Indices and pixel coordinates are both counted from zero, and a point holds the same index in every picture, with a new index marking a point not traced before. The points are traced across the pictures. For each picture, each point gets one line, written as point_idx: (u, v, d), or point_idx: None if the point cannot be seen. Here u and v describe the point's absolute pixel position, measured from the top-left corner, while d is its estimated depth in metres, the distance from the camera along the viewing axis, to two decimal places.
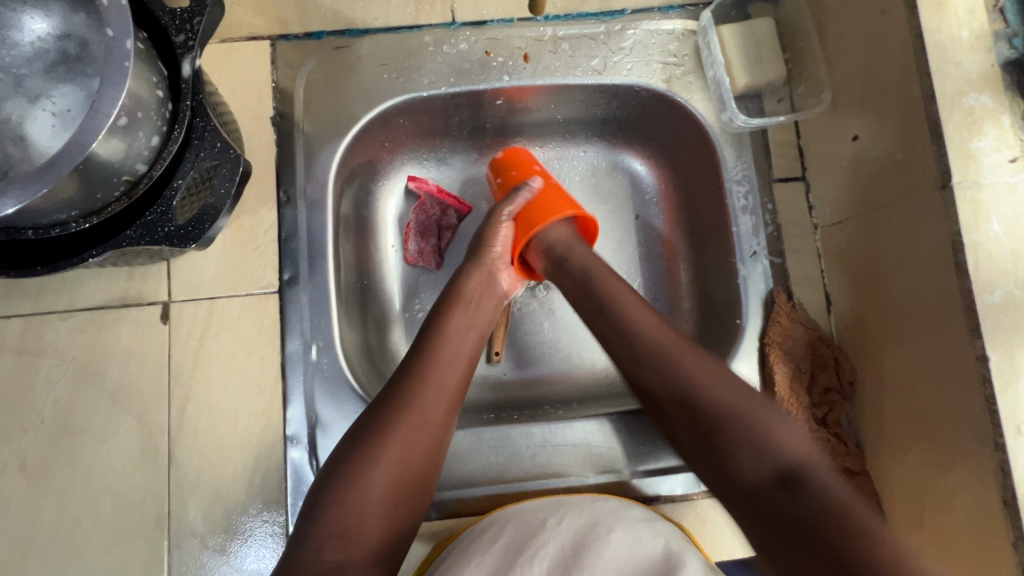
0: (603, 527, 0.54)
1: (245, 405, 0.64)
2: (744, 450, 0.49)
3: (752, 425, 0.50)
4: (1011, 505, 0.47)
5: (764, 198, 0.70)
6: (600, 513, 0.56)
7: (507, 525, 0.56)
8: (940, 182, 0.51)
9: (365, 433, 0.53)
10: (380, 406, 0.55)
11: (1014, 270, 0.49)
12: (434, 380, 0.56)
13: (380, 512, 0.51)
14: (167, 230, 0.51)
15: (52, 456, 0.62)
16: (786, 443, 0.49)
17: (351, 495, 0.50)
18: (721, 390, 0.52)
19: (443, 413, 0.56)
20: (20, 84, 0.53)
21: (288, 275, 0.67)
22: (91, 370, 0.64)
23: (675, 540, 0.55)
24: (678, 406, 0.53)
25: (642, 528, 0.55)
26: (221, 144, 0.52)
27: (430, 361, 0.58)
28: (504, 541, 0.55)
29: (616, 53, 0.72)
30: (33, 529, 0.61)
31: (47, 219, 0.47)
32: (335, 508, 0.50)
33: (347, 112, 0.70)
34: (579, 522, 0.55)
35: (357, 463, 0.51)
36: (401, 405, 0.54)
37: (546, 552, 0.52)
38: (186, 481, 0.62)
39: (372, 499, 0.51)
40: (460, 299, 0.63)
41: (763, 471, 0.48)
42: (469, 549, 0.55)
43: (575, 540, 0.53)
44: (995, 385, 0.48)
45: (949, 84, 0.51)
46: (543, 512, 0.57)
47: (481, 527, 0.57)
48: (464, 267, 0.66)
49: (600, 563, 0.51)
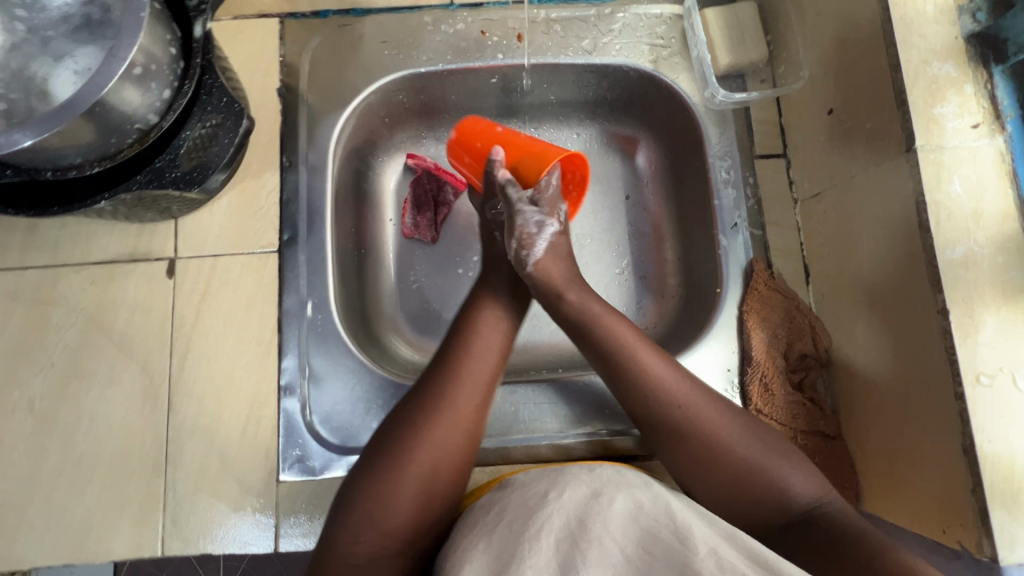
0: (605, 497, 0.50)
1: (242, 356, 0.67)
2: (762, 495, 0.51)
3: (767, 470, 0.52)
4: (971, 451, 0.49)
5: (745, 172, 0.73)
6: (601, 484, 0.52)
7: (510, 500, 0.54)
8: (905, 146, 0.54)
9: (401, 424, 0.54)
10: (414, 402, 0.55)
11: (973, 227, 0.51)
12: (467, 381, 0.56)
13: (410, 514, 0.51)
14: (174, 175, 0.56)
15: (59, 399, 0.65)
16: (799, 490, 0.51)
17: (384, 488, 0.51)
18: (736, 440, 0.53)
19: (473, 415, 0.55)
20: (46, 44, 0.57)
21: (288, 236, 0.70)
22: (99, 320, 0.67)
23: (678, 501, 0.51)
24: (703, 463, 0.53)
25: (644, 493, 0.51)
26: (227, 99, 0.57)
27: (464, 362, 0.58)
28: (508, 518, 0.51)
29: (605, 35, 0.76)
30: (38, 467, 0.64)
31: (65, 161, 0.51)
32: (368, 500, 0.50)
33: (349, 85, 0.74)
34: (581, 494, 0.51)
35: (392, 462, 0.52)
36: (434, 397, 0.55)
37: (552, 527, 0.47)
38: (183, 426, 0.65)
39: (404, 495, 0.51)
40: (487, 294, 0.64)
41: (780, 512, 0.51)
42: (481, 526, 0.52)
43: (579, 513, 0.49)
44: (955, 336, 0.50)
45: (914, 54, 0.54)
46: (544, 487, 0.53)
47: (484, 509, 0.54)
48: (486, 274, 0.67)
49: (605, 533, 0.46)
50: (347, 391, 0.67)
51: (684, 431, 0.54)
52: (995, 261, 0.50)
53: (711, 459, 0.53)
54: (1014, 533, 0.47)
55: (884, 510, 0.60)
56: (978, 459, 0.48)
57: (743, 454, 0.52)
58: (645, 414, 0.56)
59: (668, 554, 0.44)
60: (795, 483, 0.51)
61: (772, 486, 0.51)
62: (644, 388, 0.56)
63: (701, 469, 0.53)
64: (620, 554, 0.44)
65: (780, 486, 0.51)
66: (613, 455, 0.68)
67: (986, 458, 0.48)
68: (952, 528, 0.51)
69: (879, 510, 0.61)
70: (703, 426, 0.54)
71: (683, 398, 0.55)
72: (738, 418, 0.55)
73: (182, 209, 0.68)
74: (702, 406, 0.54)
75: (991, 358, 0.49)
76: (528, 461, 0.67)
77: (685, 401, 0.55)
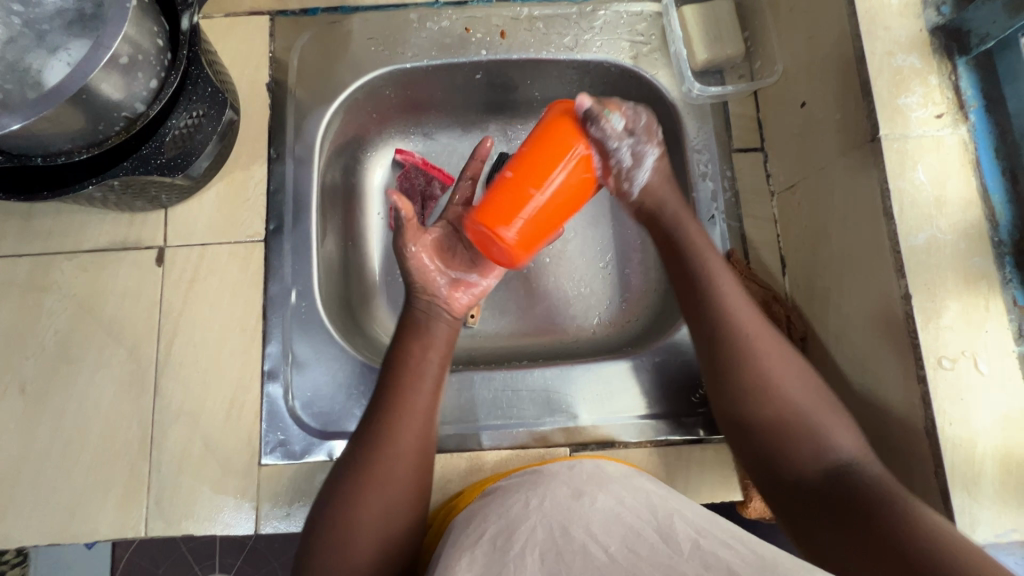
0: (586, 497, 0.52)
1: (227, 342, 0.69)
2: (804, 448, 0.52)
3: (817, 423, 0.53)
4: (933, 434, 0.49)
5: (723, 165, 0.74)
6: (582, 486, 0.54)
7: (490, 510, 0.54)
8: (870, 135, 0.55)
9: (351, 460, 0.55)
10: (361, 437, 0.56)
11: (937, 215, 0.52)
12: (398, 418, 0.56)
13: (368, 557, 0.52)
14: (159, 161, 0.58)
15: (49, 382, 0.67)
16: (844, 448, 0.51)
17: (339, 535, 0.52)
18: (795, 390, 0.54)
19: (415, 446, 0.56)
20: (41, 37, 0.59)
21: (274, 225, 0.72)
22: (90, 306, 0.69)
23: (661, 500, 0.53)
24: (760, 407, 0.55)
25: (626, 493, 0.53)
26: (211, 88, 0.60)
27: (394, 399, 0.57)
28: (490, 531, 0.51)
29: (586, 31, 0.77)
30: (27, 448, 0.65)
31: (54, 146, 0.53)
32: (324, 553, 0.51)
33: (336, 80, 0.76)
34: (563, 500, 0.52)
35: (343, 511, 0.52)
36: (377, 430, 0.55)
37: (535, 540, 0.48)
38: (169, 410, 0.67)
39: (359, 539, 0.52)
40: (428, 315, 0.63)
41: (814, 468, 0.51)
42: (450, 545, 0.53)
43: (560, 521, 0.49)
44: (918, 321, 0.51)
45: (879, 46, 0.55)
46: (524, 496, 0.54)
47: (467, 518, 0.55)
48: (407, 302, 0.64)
49: (590, 534, 0.47)
50: (330, 377, 0.69)
51: (747, 373, 0.56)
52: (958, 248, 0.51)
53: (772, 403, 0.54)
54: (974, 515, 0.48)
55: None
56: (939, 441, 0.49)
57: (797, 406, 0.54)
58: (708, 354, 0.58)
59: (652, 550, 0.45)
60: (840, 441, 0.52)
61: (814, 442, 0.52)
62: (719, 325, 0.58)
63: (756, 415, 0.55)
64: (605, 551, 0.45)
65: (822, 442, 0.52)
66: (590, 442, 0.68)
67: (948, 440, 0.49)
68: None
69: None
70: (768, 372, 0.55)
71: (753, 331, 0.57)
72: (804, 370, 0.56)
73: (172, 198, 0.70)
74: (772, 352, 0.56)
75: (953, 342, 0.50)
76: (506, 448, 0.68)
77: (755, 344, 0.57)
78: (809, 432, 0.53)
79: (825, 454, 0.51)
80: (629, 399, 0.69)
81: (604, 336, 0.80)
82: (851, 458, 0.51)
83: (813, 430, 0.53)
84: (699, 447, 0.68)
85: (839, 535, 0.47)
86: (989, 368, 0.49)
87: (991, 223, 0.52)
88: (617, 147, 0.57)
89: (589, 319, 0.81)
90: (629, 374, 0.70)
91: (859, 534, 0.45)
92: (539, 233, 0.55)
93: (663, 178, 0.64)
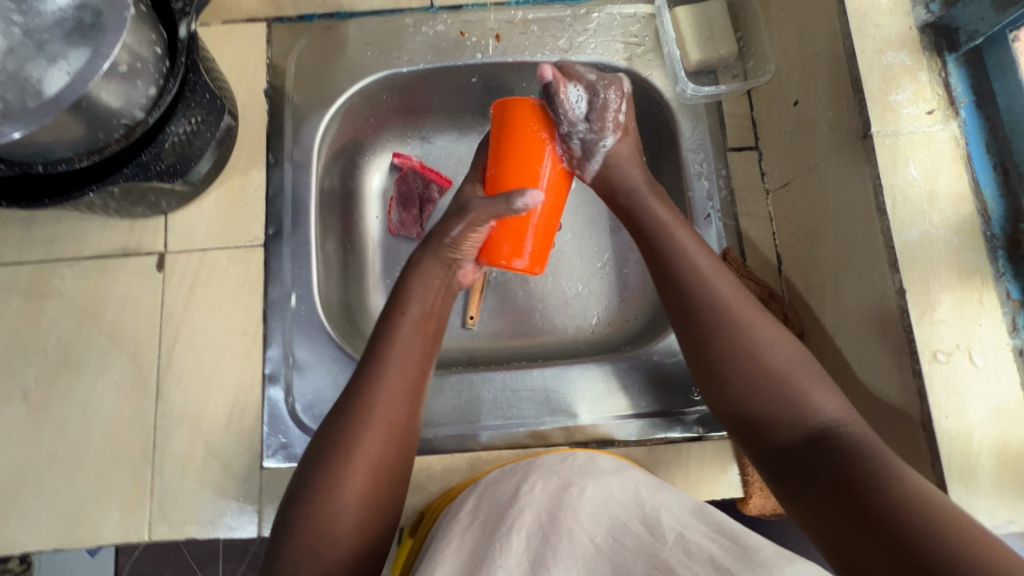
0: (575, 488, 0.54)
1: (228, 346, 0.69)
2: (786, 411, 0.52)
3: (796, 386, 0.53)
4: (929, 427, 0.49)
5: (718, 164, 0.75)
6: (570, 474, 0.56)
7: (483, 495, 0.57)
8: (862, 132, 0.56)
9: (330, 435, 0.55)
10: (340, 413, 0.56)
11: (929, 210, 0.53)
12: (390, 382, 0.57)
13: (354, 523, 0.52)
14: (159, 168, 0.60)
15: (52, 389, 0.68)
16: (826, 410, 0.51)
17: (324, 501, 0.52)
18: (775, 353, 0.54)
19: (404, 411, 0.57)
20: (41, 47, 0.60)
21: (273, 230, 0.73)
22: (91, 312, 0.70)
23: (647, 486, 0.55)
24: (741, 372, 0.54)
25: (613, 482, 0.55)
26: (208, 96, 0.62)
27: (386, 362, 0.58)
28: (481, 513, 0.55)
29: (580, 34, 0.78)
30: (31, 454, 0.66)
31: (55, 155, 0.54)
32: (307, 520, 0.51)
33: (333, 85, 0.77)
34: (551, 486, 0.55)
35: (325, 477, 0.52)
36: (357, 407, 0.56)
37: (523, 524, 0.51)
38: (171, 414, 0.67)
39: (347, 505, 0.52)
40: (412, 290, 0.63)
41: (795, 430, 0.51)
42: (444, 522, 0.57)
43: (549, 508, 0.53)
44: (912, 315, 0.51)
45: (869, 44, 0.56)
46: (515, 482, 0.57)
47: (460, 503, 0.58)
48: (410, 266, 0.65)
49: (576, 523, 0.51)
50: (330, 379, 0.69)
51: (726, 339, 0.56)
52: (950, 242, 0.52)
53: (754, 368, 0.54)
54: (972, 507, 0.48)
55: None
56: (935, 434, 0.49)
57: (780, 368, 0.53)
58: (687, 321, 0.58)
59: (637, 543, 0.49)
60: (821, 403, 0.52)
61: (796, 404, 0.52)
62: (695, 292, 0.58)
63: (738, 380, 0.54)
64: (591, 541, 0.50)
65: (803, 403, 0.52)
66: (591, 441, 0.69)
67: (944, 432, 0.49)
68: None
69: None
70: (747, 336, 0.55)
71: (725, 298, 0.57)
72: (782, 333, 0.56)
73: (171, 204, 0.70)
74: (752, 317, 0.56)
75: (948, 335, 0.50)
76: (506, 447, 0.68)
77: (734, 309, 0.57)
78: (788, 392, 0.53)
79: (808, 417, 0.51)
80: (628, 397, 0.70)
81: (603, 336, 0.80)
82: (833, 419, 0.51)
83: (792, 390, 0.53)
84: (699, 446, 0.68)
85: (824, 498, 0.47)
86: (983, 361, 0.50)
87: (983, 218, 0.52)
88: (568, 130, 0.61)
89: (587, 319, 0.82)
90: (627, 373, 0.71)
91: (844, 497, 0.45)
92: (548, 240, 0.63)
93: (630, 158, 0.66)
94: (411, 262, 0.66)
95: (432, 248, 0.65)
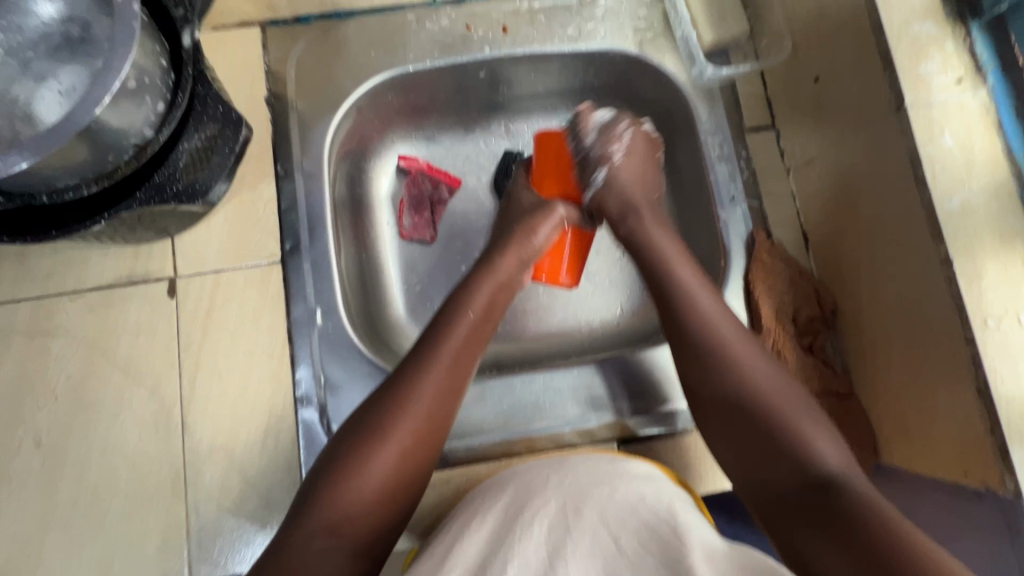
0: (607, 486, 0.51)
1: (254, 371, 0.66)
2: (782, 455, 0.51)
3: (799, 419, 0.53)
4: (985, 393, 0.50)
5: (738, 146, 0.74)
6: (604, 472, 0.52)
7: (512, 482, 0.54)
8: (895, 105, 0.56)
9: (367, 420, 0.53)
10: (382, 397, 0.55)
11: (968, 177, 0.53)
12: (444, 372, 0.57)
13: (366, 509, 0.50)
14: (174, 189, 0.55)
15: (67, 432, 0.63)
16: (825, 456, 0.51)
17: (351, 476, 0.51)
18: (769, 391, 0.55)
19: (451, 400, 0.56)
20: (27, 66, 0.54)
21: (290, 245, 0.69)
22: (102, 347, 0.65)
23: (683, 502, 0.51)
24: (734, 413, 0.55)
25: (646, 485, 0.52)
26: (223, 108, 0.57)
27: (440, 351, 0.58)
28: (506, 497, 0.53)
29: (589, 21, 0.76)
30: (50, 504, 0.62)
31: (60, 183, 0.50)
32: (321, 511, 0.49)
33: (337, 88, 0.73)
34: (583, 480, 0.51)
35: (349, 464, 0.51)
36: (403, 399, 0.54)
37: (546, 512, 0.50)
38: (200, 448, 0.64)
39: (373, 478, 0.51)
40: (475, 285, 0.64)
41: (793, 473, 0.50)
42: (462, 508, 0.55)
43: (574, 499, 0.50)
44: (961, 284, 0.51)
45: (896, 16, 0.56)
46: (545, 470, 0.54)
47: (484, 489, 0.56)
48: (487, 260, 0.66)
49: (599, 520, 0.49)
50: (364, 396, 0.67)
51: (723, 379, 0.57)
52: (991, 209, 0.52)
53: (754, 404, 0.55)
54: None
55: (903, 463, 0.61)
56: (994, 399, 0.50)
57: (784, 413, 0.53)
58: (687, 354, 0.60)
59: (663, 554, 0.46)
60: (821, 447, 0.51)
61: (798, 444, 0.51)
62: (702, 320, 0.60)
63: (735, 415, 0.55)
64: (615, 545, 0.47)
65: (804, 444, 0.51)
66: (634, 437, 0.68)
67: (1002, 398, 0.49)
68: (952, 474, 0.55)
69: (897, 461, 0.62)
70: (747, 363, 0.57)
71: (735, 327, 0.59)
72: (777, 371, 0.57)
73: (179, 226, 0.66)
74: (750, 357, 0.57)
75: (996, 301, 0.51)
76: (553, 448, 0.67)
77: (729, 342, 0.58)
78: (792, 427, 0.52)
79: (808, 458, 0.50)
80: (671, 390, 0.69)
81: (631, 327, 0.79)
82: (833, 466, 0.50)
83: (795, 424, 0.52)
84: None
85: (811, 533, 0.46)
86: None
87: (1020, 182, 0.53)
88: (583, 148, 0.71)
89: (612, 311, 0.80)
90: (670, 364, 0.69)
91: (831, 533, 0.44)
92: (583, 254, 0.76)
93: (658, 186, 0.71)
94: (489, 254, 0.67)
95: (515, 248, 0.67)
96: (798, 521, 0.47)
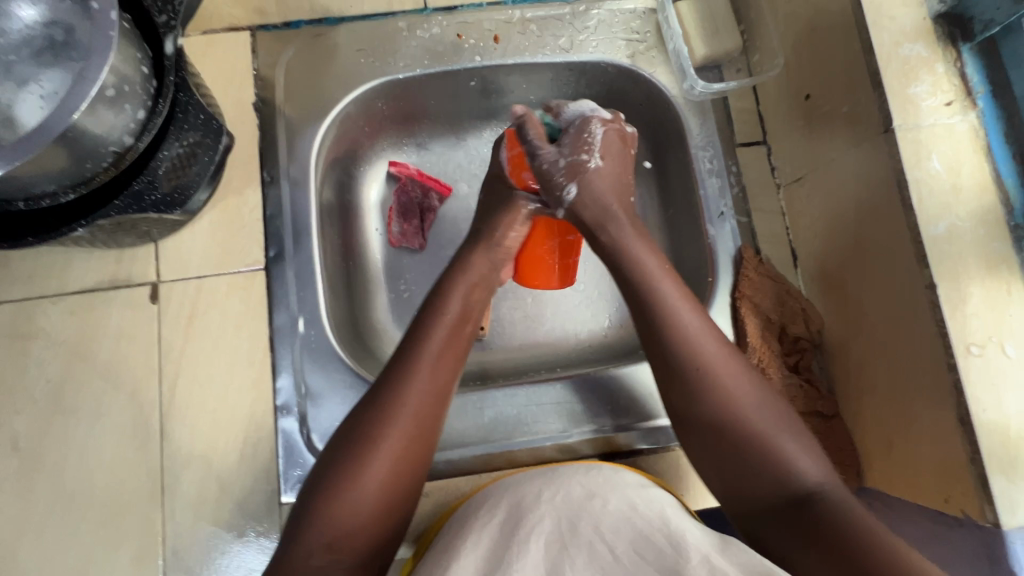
0: (598, 499, 0.49)
1: (235, 378, 0.65)
2: (765, 470, 0.49)
3: (779, 445, 0.50)
4: (966, 422, 0.49)
5: (728, 161, 0.74)
6: (595, 484, 0.51)
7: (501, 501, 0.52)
8: (883, 127, 0.55)
9: (340, 453, 0.51)
10: (357, 428, 0.52)
11: (955, 202, 0.52)
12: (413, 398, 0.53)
13: (364, 530, 0.49)
14: (154, 198, 0.57)
15: (44, 437, 0.63)
16: (805, 473, 0.49)
17: (332, 512, 0.48)
18: (749, 409, 0.52)
19: (426, 428, 0.53)
20: (9, 70, 0.53)
21: (274, 252, 0.69)
22: (81, 352, 0.65)
23: (674, 509, 0.50)
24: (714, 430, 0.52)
25: (634, 494, 0.50)
26: (204, 116, 0.59)
27: (410, 371, 0.55)
28: (500, 515, 0.50)
29: (581, 32, 0.76)
30: (27, 508, 0.61)
31: (38, 189, 0.50)
32: (314, 535, 0.48)
33: (326, 95, 0.73)
34: (574, 495, 0.50)
35: (331, 497, 0.49)
36: (372, 433, 0.51)
37: (541, 531, 0.47)
38: (178, 454, 0.63)
39: (355, 512, 0.49)
40: (447, 295, 0.61)
41: (775, 489, 0.49)
42: (456, 524, 0.53)
43: (569, 516, 0.48)
44: (944, 310, 0.51)
45: (885, 36, 0.55)
46: (537, 484, 0.52)
47: (477, 504, 0.54)
48: (459, 260, 0.65)
49: (597, 534, 0.46)
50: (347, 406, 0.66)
51: (707, 393, 0.53)
52: (977, 234, 0.52)
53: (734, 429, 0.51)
54: (1014, 498, 0.48)
55: (884, 486, 0.61)
56: (975, 427, 0.49)
57: (760, 430, 0.51)
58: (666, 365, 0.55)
59: (659, 557, 0.44)
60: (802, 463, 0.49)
61: (775, 460, 0.49)
62: (678, 339, 0.55)
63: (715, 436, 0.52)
64: (611, 553, 0.45)
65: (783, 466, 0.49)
66: (615, 454, 0.68)
67: (983, 425, 0.49)
68: (934, 500, 0.54)
69: (879, 484, 0.62)
70: (723, 382, 0.53)
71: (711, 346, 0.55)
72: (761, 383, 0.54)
73: (162, 231, 0.66)
74: (731, 370, 0.54)
75: (979, 328, 0.50)
76: (534, 462, 0.67)
77: (715, 369, 0.53)
78: (773, 453, 0.50)
79: (788, 477, 0.49)
80: (654, 407, 0.68)
81: (618, 339, 0.79)
82: (813, 483, 0.48)
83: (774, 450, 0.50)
84: None
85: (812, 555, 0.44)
86: (1016, 352, 0.49)
87: (1007, 208, 0.52)
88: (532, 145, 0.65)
89: (599, 323, 0.80)
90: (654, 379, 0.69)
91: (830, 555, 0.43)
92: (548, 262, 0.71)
93: None
94: (459, 256, 0.66)
95: (482, 245, 0.65)
96: (793, 531, 0.46)
